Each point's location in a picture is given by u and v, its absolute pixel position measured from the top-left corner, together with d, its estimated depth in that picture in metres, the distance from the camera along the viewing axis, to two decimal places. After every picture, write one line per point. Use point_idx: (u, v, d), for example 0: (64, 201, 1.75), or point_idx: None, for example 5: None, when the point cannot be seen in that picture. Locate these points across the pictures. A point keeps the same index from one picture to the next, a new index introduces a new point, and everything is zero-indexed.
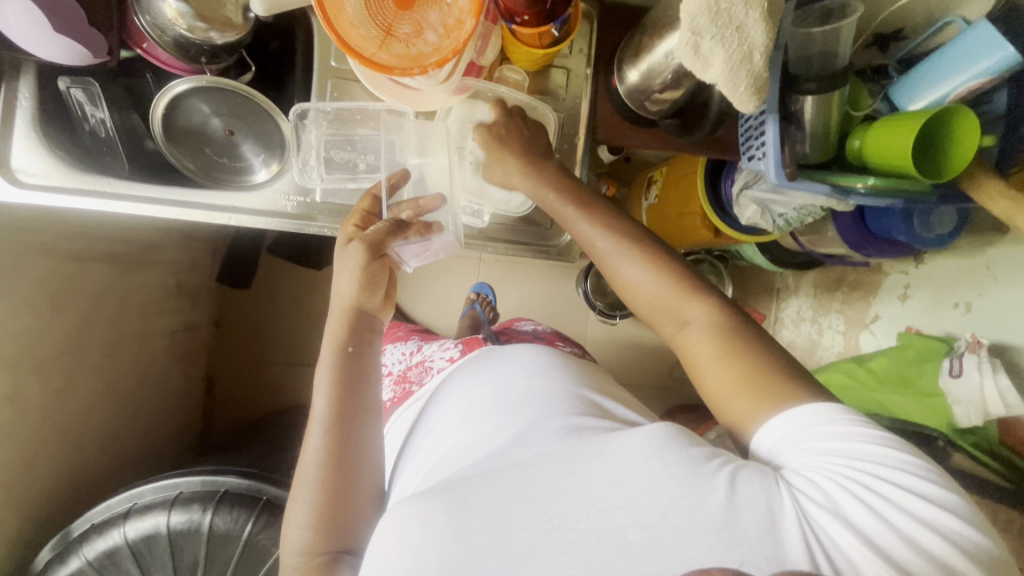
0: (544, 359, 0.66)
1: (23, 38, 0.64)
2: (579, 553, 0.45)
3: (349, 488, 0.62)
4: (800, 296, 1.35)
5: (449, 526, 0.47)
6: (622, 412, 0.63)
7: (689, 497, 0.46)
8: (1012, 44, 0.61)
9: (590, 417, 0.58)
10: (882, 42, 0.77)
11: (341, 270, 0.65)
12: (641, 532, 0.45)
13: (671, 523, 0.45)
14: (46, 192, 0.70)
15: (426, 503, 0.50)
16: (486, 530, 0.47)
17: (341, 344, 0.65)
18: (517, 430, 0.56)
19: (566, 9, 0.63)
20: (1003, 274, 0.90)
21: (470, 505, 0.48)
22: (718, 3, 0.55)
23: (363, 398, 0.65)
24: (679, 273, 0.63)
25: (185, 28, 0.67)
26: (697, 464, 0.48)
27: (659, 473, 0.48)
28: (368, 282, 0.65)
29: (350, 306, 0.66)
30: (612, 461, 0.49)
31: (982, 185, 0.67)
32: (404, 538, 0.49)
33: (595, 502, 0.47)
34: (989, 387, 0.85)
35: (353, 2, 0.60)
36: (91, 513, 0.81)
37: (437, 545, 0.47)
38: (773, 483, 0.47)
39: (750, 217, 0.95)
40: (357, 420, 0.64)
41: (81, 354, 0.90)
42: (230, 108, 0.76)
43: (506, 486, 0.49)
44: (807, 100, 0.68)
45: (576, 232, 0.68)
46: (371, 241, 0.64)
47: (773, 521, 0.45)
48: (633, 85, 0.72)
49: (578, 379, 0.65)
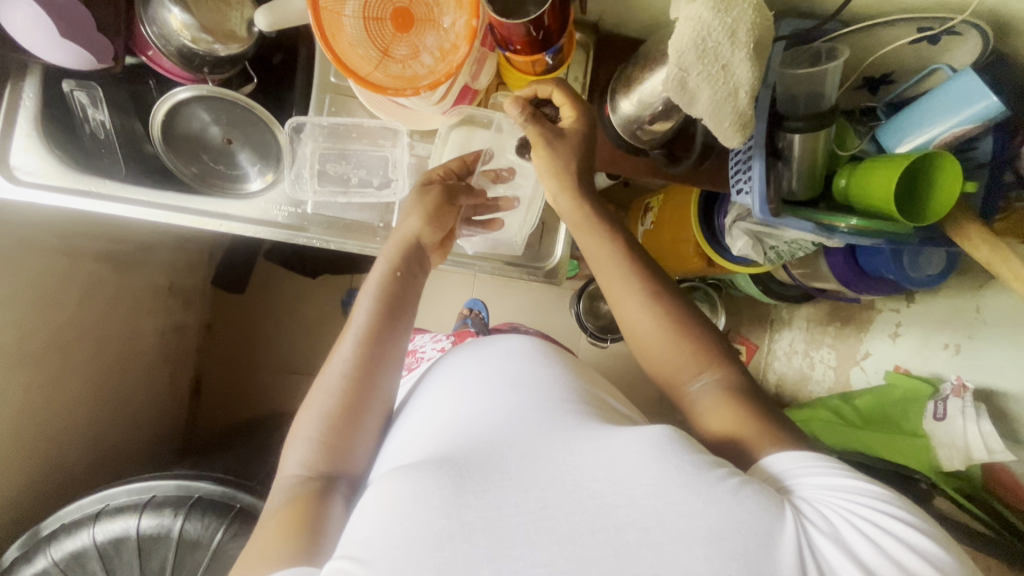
0: (541, 347, 0.63)
1: (31, 43, 0.66)
2: (572, 545, 0.39)
3: (361, 413, 0.60)
4: (793, 328, 1.32)
5: (443, 502, 0.41)
6: (616, 405, 0.59)
7: (687, 498, 0.41)
8: (995, 95, 0.63)
9: (588, 406, 0.54)
10: (872, 85, 0.79)
11: (414, 204, 0.68)
12: (637, 532, 0.40)
13: (669, 527, 0.40)
14: (41, 190, 0.71)
15: (420, 476, 0.44)
16: (481, 509, 0.41)
17: (392, 267, 0.67)
18: (516, 409, 0.51)
19: (559, 38, 0.64)
20: (993, 318, 0.90)
21: (467, 484, 0.42)
22: (705, 42, 0.56)
23: (396, 325, 0.65)
24: (697, 333, 0.63)
25: (190, 39, 0.69)
26: (700, 470, 0.43)
27: (662, 476, 0.42)
28: (433, 220, 0.69)
29: (410, 240, 0.68)
30: (611, 458, 0.44)
31: (965, 230, 0.68)
32: (392, 508, 0.42)
33: (594, 496, 0.42)
34: (971, 432, 0.86)
35: (353, 24, 0.62)
36: (62, 512, 0.80)
37: (428, 518, 0.40)
38: (774, 502, 0.43)
39: (741, 249, 0.94)
40: (388, 341, 0.63)
41: (69, 351, 0.90)
42: (230, 117, 0.78)
43: (505, 472, 0.44)
44: (794, 138, 0.68)
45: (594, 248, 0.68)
46: (448, 188, 0.70)
47: (770, 539, 0.41)
48: (626, 115, 0.73)
49: (577, 373, 0.61)
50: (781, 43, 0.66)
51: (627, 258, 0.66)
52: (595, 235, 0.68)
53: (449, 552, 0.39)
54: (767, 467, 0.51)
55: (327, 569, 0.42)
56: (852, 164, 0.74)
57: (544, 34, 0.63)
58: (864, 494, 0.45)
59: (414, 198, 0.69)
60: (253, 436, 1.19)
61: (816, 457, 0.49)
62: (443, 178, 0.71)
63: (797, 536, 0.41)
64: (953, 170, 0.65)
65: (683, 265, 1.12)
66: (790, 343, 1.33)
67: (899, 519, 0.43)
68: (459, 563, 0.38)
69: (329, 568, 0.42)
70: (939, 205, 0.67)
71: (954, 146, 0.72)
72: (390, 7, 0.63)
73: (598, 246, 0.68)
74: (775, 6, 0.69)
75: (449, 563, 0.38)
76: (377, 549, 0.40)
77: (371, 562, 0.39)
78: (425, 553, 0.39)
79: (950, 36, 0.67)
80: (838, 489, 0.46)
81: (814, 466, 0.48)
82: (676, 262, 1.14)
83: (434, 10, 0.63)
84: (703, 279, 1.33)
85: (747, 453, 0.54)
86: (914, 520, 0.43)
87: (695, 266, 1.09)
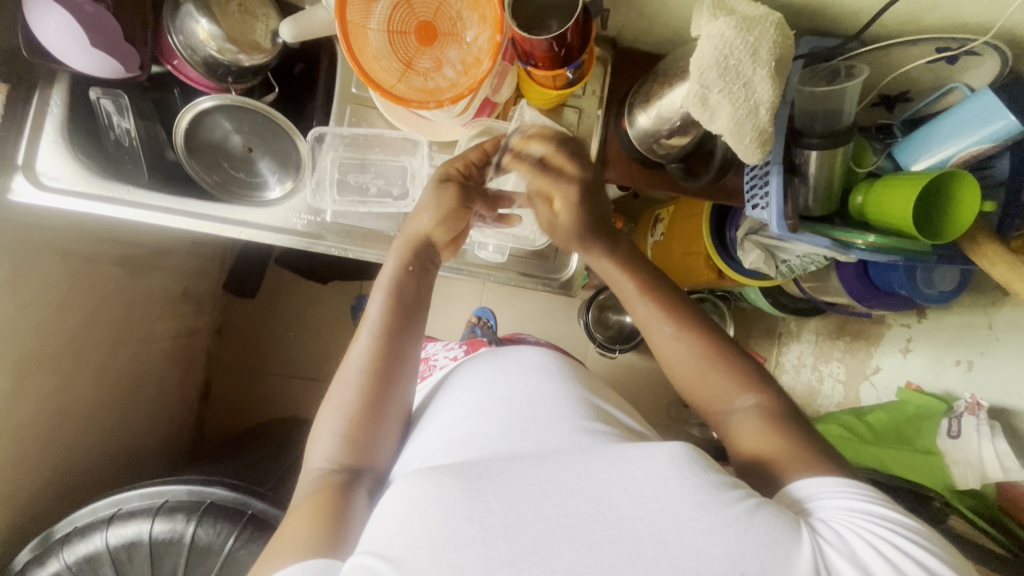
0: (557, 364, 0.62)
1: (60, 51, 0.67)
2: (591, 553, 0.39)
3: (382, 410, 0.60)
4: (801, 342, 1.32)
5: (463, 505, 0.41)
6: (624, 419, 0.58)
7: (705, 516, 0.41)
8: (1014, 114, 0.63)
9: (604, 422, 0.53)
10: (888, 102, 0.79)
11: (429, 200, 0.68)
12: (656, 546, 0.39)
13: (687, 542, 0.40)
14: (65, 195, 0.72)
15: (441, 478, 0.43)
16: (501, 513, 0.41)
17: (404, 261, 0.67)
18: (535, 426, 0.51)
19: (580, 54, 0.65)
20: (1005, 335, 0.90)
21: (486, 488, 0.42)
22: (727, 59, 0.57)
23: (410, 324, 0.64)
24: (710, 345, 0.64)
25: (216, 49, 0.71)
26: (717, 491, 0.43)
27: (678, 492, 0.42)
28: (447, 220, 0.68)
29: (421, 236, 0.68)
30: (629, 470, 0.43)
31: (982, 247, 0.68)
32: (412, 510, 0.42)
33: (612, 507, 0.41)
34: (987, 450, 0.85)
35: (378, 37, 0.63)
36: (75, 516, 0.81)
37: (448, 522, 0.40)
38: (789, 522, 0.43)
39: (754, 262, 0.94)
40: (404, 335, 0.64)
41: (82, 355, 0.91)
42: (251, 126, 0.79)
43: (524, 476, 0.43)
44: (811, 155, 0.69)
45: (614, 282, 0.70)
46: (464, 189, 0.69)
47: (787, 561, 0.40)
48: (643, 129, 0.74)
49: (590, 390, 0.60)
50: (801, 61, 0.67)
51: (648, 294, 0.67)
52: (617, 272, 0.69)
53: (471, 555, 0.39)
54: (790, 492, 0.51)
55: (350, 566, 0.42)
56: (869, 180, 0.74)
57: (566, 50, 0.64)
58: (879, 518, 0.45)
59: (431, 192, 0.68)
60: (263, 442, 1.19)
61: (830, 482, 0.50)
62: (462, 173, 0.70)
63: (815, 554, 0.41)
64: (971, 189, 0.65)
65: (695, 278, 1.13)
66: (798, 357, 1.33)
67: (914, 544, 0.43)
68: (481, 566, 0.38)
69: (351, 565, 0.42)
70: (959, 223, 0.67)
71: (971, 164, 0.73)
72: (415, 21, 0.64)
73: (624, 284, 0.69)
74: (793, 23, 0.70)
75: (470, 565, 0.39)
76: (402, 550, 0.40)
77: (398, 561, 0.40)
78: (449, 554, 0.39)
79: (968, 57, 0.68)
80: (854, 513, 0.46)
81: (830, 490, 0.49)
82: (687, 274, 1.15)
83: (458, 24, 0.64)
84: (713, 291, 1.33)
85: (765, 463, 0.55)
86: (924, 541, 0.44)
87: (706, 278, 1.09)
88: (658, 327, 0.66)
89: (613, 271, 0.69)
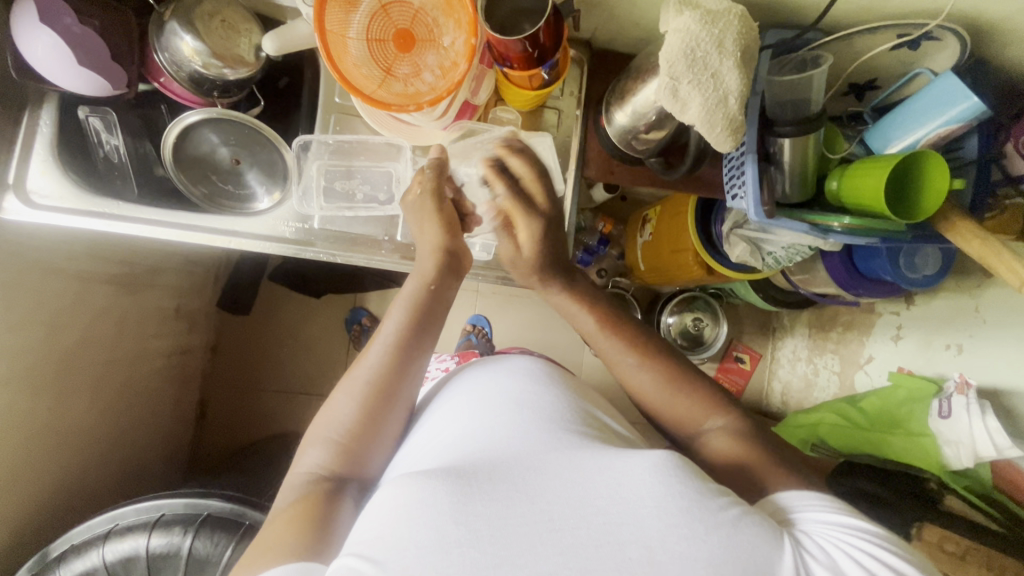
0: (549, 371, 0.63)
1: (47, 70, 0.69)
2: (576, 557, 0.40)
3: (382, 421, 0.61)
4: (795, 336, 1.35)
5: (449, 508, 0.42)
6: (614, 426, 0.59)
7: (689, 521, 0.42)
8: (977, 95, 0.65)
9: (592, 429, 0.54)
10: (857, 90, 0.82)
11: (428, 216, 0.70)
12: (641, 550, 0.40)
13: (671, 547, 0.40)
14: (55, 212, 0.73)
15: (430, 482, 0.44)
16: (488, 516, 0.42)
17: (426, 281, 0.68)
18: (530, 428, 0.51)
19: (554, 53, 0.67)
20: (992, 316, 0.90)
21: (474, 492, 0.43)
22: (694, 51, 0.59)
23: (422, 339, 0.65)
24: (677, 372, 0.66)
25: (200, 64, 0.73)
26: (703, 497, 0.44)
27: (665, 498, 0.43)
28: (443, 223, 0.70)
29: (438, 249, 0.69)
30: (615, 478, 0.44)
31: (955, 226, 0.70)
32: (399, 511, 0.43)
33: (598, 513, 0.42)
34: (978, 429, 0.85)
35: (356, 45, 0.64)
36: (71, 533, 0.80)
37: (436, 523, 0.41)
38: (774, 533, 0.44)
39: (740, 255, 0.96)
40: (415, 350, 0.64)
41: (76, 376, 0.91)
42: (237, 138, 0.81)
43: (512, 481, 0.44)
44: (784, 143, 0.71)
45: (579, 320, 0.72)
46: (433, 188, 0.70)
47: (769, 568, 0.42)
48: (622, 126, 0.75)
49: (580, 396, 0.61)
50: (768, 51, 0.69)
51: (607, 330, 0.69)
52: (576, 311, 0.72)
53: (456, 557, 0.40)
54: (773, 500, 0.52)
55: (334, 568, 0.43)
56: (842, 166, 0.76)
57: (539, 51, 0.66)
58: (857, 530, 0.46)
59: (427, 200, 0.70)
60: (260, 458, 1.19)
61: (808, 495, 0.51)
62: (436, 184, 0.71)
63: (798, 565, 0.43)
64: (940, 167, 0.67)
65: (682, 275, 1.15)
66: (794, 351, 1.35)
67: (891, 553, 0.45)
68: (466, 568, 0.39)
69: (335, 566, 0.43)
70: (930, 200, 0.69)
71: (941, 145, 0.74)
72: (393, 29, 0.66)
73: (587, 323, 0.71)
74: (758, 17, 0.72)
75: (454, 567, 0.39)
76: (387, 551, 0.41)
77: (383, 563, 0.40)
78: (434, 556, 0.40)
79: (929, 42, 0.70)
80: (834, 526, 0.47)
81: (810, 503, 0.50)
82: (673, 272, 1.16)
83: (434, 31, 0.66)
84: (705, 289, 1.35)
85: None
86: (899, 551, 0.46)
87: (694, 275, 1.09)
88: (628, 363, 0.67)
89: (587, 321, 0.71)
